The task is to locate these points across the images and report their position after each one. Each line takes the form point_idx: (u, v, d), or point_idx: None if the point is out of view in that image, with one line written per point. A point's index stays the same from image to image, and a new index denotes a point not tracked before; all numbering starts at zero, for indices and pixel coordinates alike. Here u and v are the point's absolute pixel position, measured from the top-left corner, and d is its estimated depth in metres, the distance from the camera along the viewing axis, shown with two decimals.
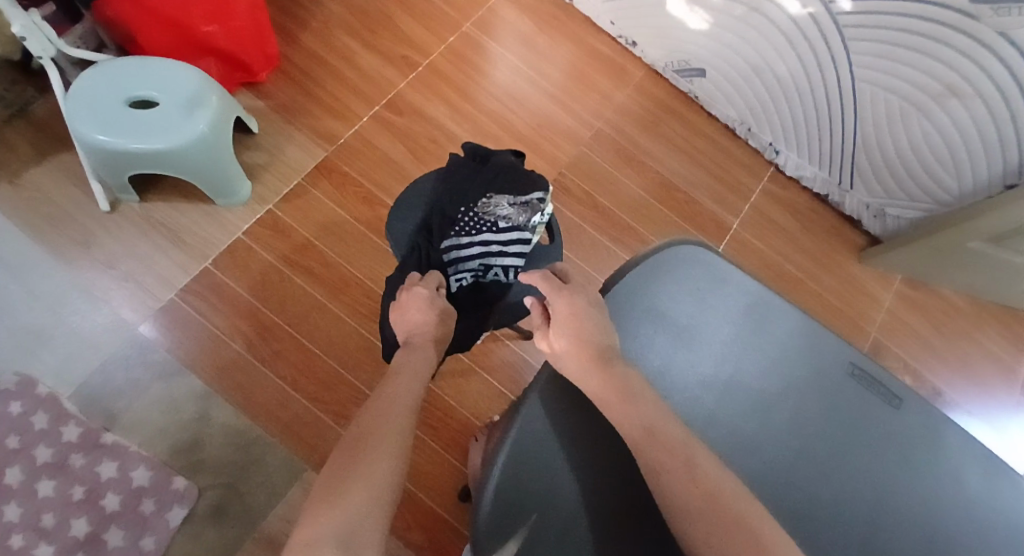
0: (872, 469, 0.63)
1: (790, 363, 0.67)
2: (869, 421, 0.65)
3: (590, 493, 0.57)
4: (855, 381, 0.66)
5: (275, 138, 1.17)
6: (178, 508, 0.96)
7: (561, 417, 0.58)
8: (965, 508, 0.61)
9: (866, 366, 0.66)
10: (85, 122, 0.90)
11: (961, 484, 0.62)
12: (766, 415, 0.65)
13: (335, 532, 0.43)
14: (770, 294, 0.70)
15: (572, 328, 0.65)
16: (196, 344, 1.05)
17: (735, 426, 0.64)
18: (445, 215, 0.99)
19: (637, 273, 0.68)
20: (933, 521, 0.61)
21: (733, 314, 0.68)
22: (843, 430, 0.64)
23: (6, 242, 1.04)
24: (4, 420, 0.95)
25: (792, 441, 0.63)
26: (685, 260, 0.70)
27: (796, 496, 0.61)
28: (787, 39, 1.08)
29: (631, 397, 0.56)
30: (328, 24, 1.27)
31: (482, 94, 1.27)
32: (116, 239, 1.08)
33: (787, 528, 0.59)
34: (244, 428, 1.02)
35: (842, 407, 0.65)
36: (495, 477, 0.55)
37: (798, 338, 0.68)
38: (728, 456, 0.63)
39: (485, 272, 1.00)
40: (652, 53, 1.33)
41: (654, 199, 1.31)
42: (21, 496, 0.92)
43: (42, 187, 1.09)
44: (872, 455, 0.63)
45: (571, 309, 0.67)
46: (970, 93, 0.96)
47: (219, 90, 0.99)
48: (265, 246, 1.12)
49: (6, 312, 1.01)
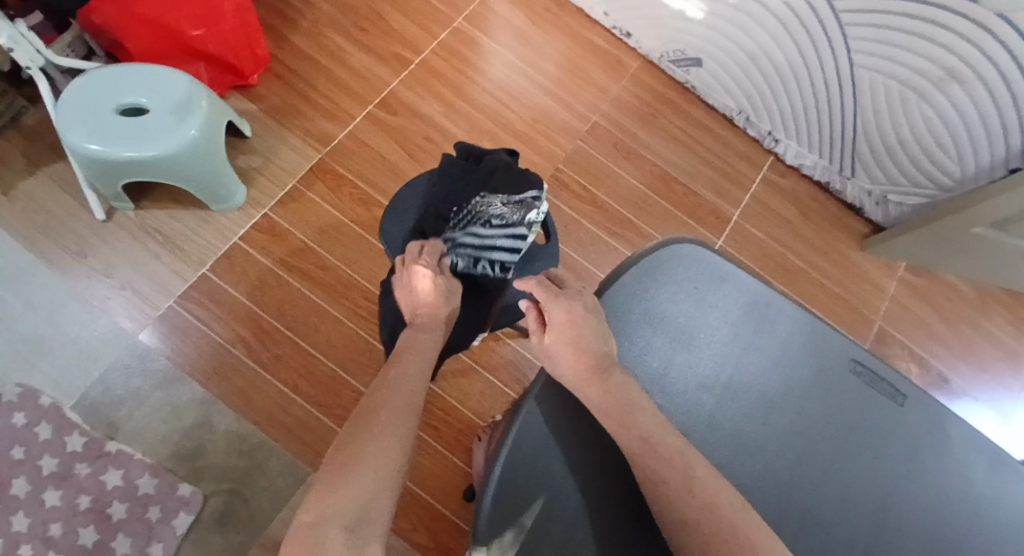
0: (879, 465, 0.50)
1: (793, 361, 0.53)
2: (877, 424, 0.52)
3: (591, 494, 0.46)
4: (858, 381, 0.53)
5: (267, 146, 1.06)
6: (184, 514, 0.86)
7: (567, 419, 0.47)
8: (968, 503, 0.50)
9: (870, 364, 0.53)
10: (76, 130, 0.83)
11: (962, 478, 0.51)
12: (770, 412, 0.51)
13: (343, 515, 0.38)
14: (774, 293, 0.55)
15: (566, 336, 0.51)
16: (199, 367, 0.93)
17: (739, 428, 0.50)
18: (439, 218, 0.75)
19: (641, 273, 0.53)
20: (939, 516, 0.49)
21: (733, 314, 0.54)
22: (848, 429, 0.51)
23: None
24: (5, 431, 0.85)
25: (793, 442, 0.50)
26: (689, 266, 0.55)
27: (803, 500, 0.48)
28: (783, 24, 1.02)
29: (633, 403, 0.46)
30: (319, 23, 1.15)
31: (479, 89, 1.18)
32: (115, 249, 0.97)
33: (790, 533, 0.47)
34: (247, 432, 0.91)
35: (843, 405, 0.52)
36: (502, 470, 0.43)
37: (800, 340, 0.54)
38: (728, 463, 0.49)
39: (477, 262, 0.72)
40: (647, 43, 1.25)
41: (652, 190, 1.19)
42: (26, 507, 0.82)
43: (35, 197, 0.98)
44: (878, 455, 0.51)
45: (566, 317, 0.52)
46: (970, 77, 0.92)
47: (210, 94, 0.91)
48: (262, 250, 1.00)
49: (1, 320, 0.91)
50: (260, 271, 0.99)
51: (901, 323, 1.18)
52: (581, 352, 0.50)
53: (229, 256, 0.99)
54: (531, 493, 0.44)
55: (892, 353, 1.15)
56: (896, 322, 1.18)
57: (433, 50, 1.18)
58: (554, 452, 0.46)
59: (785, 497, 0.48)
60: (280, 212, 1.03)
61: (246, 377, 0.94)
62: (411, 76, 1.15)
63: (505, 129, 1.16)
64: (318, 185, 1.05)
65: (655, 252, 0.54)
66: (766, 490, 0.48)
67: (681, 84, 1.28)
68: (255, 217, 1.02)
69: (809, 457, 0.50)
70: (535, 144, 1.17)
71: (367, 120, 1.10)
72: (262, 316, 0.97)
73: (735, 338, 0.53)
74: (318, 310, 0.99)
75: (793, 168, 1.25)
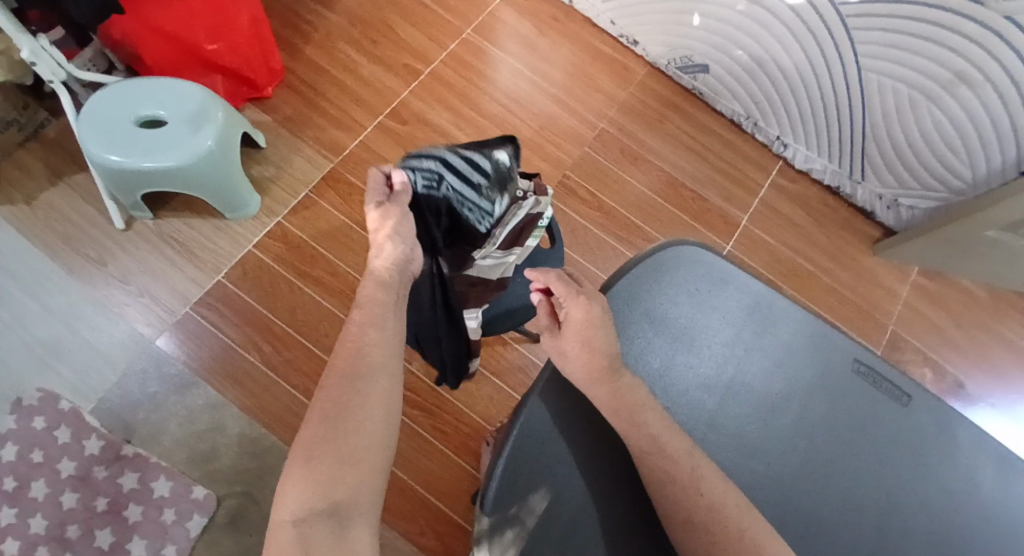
0: (883, 468, 0.51)
1: (795, 363, 0.53)
2: (882, 426, 0.52)
3: (594, 494, 0.46)
4: (861, 383, 0.53)
5: (280, 155, 1.08)
6: (198, 516, 0.87)
7: (569, 419, 0.48)
8: (976, 507, 0.50)
9: (873, 364, 0.53)
10: (96, 142, 0.85)
11: (969, 481, 0.51)
12: (771, 415, 0.51)
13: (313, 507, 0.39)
14: (776, 294, 0.56)
15: (579, 335, 0.49)
16: (213, 372, 0.95)
17: (740, 429, 0.51)
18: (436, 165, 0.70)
19: (642, 275, 0.54)
20: (946, 519, 0.50)
21: (736, 316, 0.54)
22: (853, 431, 0.52)
23: (22, 261, 0.97)
24: (27, 435, 0.88)
25: (795, 444, 0.51)
26: (690, 267, 0.55)
27: (805, 502, 0.49)
28: (790, 29, 1.03)
29: (640, 404, 0.46)
30: (331, 35, 1.17)
31: (487, 98, 1.19)
32: (132, 257, 1.00)
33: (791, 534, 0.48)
34: (259, 436, 0.93)
35: (847, 407, 0.52)
36: (501, 470, 0.44)
37: (803, 342, 0.54)
38: (729, 464, 0.50)
39: (440, 182, 0.66)
40: (654, 50, 1.26)
41: (660, 195, 1.19)
42: (46, 508, 0.85)
43: (56, 207, 1.01)
44: (883, 458, 0.51)
45: (584, 317, 0.50)
46: (980, 79, 0.91)
47: (224, 105, 0.93)
48: (275, 257, 1.02)
49: (24, 326, 0.93)
50: (273, 277, 1.01)
51: (914, 328, 1.17)
52: (593, 352, 0.48)
53: (243, 264, 1.02)
54: (535, 487, 0.44)
55: (904, 359, 1.14)
56: (908, 327, 1.17)
57: (441, 60, 1.20)
58: (556, 453, 0.46)
59: (791, 500, 0.49)
60: (292, 219, 1.05)
61: (258, 381, 0.96)
62: (421, 86, 1.17)
63: (512, 137, 1.18)
64: (330, 193, 1.07)
65: (656, 254, 0.55)
66: (770, 490, 0.49)
67: (689, 91, 1.28)
68: (268, 225, 1.04)
69: (814, 458, 0.50)
70: (543, 151, 1.18)
71: (377, 129, 1.12)
72: (275, 322, 0.99)
73: (737, 339, 0.54)
74: (330, 317, 1.00)
75: (802, 173, 1.25)
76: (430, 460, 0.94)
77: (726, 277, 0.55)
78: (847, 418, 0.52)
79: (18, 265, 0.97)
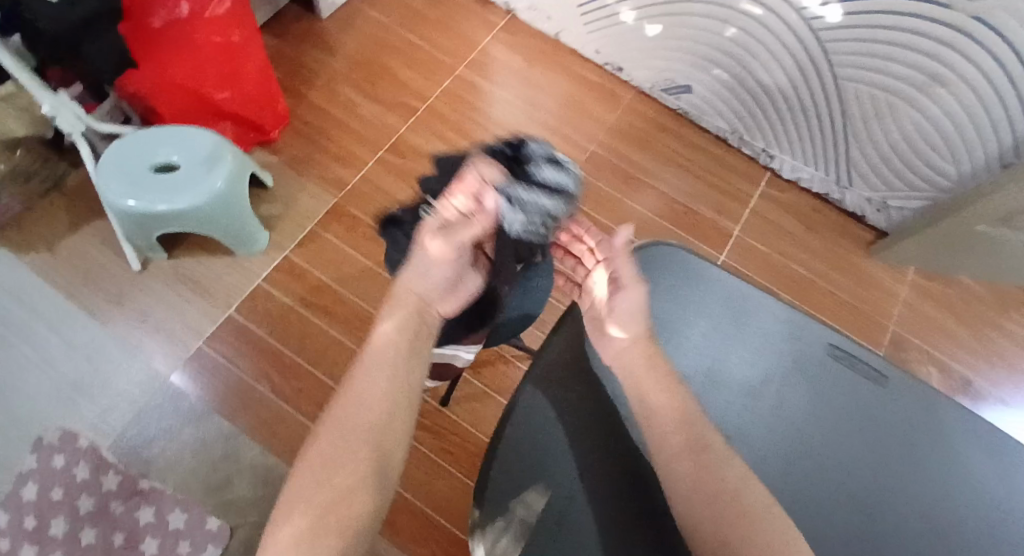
0: (873, 454, 0.51)
1: (774, 353, 0.55)
2: (869, 410, 0.52)
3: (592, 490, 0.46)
4: (839, 366, 0.54)
5: (287, 193, 1.13)
6: (212, 548, 0.88)
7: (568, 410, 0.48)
8: (973, 490, 0.50)
9: (849, 348, 0.54)
10: (116, 189, 0.91)
11: (964, 462, 0.50)
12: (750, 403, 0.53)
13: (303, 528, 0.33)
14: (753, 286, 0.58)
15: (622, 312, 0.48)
16: (226, 403, 0.98)
17: (719, 417, 0.53)
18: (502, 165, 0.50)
19: None
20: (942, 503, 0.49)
21: (713, 309, 0.56)
22: (836, 418, 0.52)
23: (43, 305, 1.01)
24: (47, 474, 0.90)
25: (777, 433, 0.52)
26: (665, 262, 0.57)
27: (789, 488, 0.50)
28: (767, 46, 1.08)
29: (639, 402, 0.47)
30: (332, 80, 1.24)
31: (482, 129, 1.25)
32: (148, 296, 1.04)
33: None
34: (272, 465, 0.94)
35: (829, 394, 0.53)
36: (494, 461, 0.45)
37: (780, 333, 0.56)
38: None
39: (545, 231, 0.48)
40: (638, 75, 1.31)
41: (652, 210, 1.23)
42: (65, 545, 0.86)
43: (75, 252, 1.06)
44: (871, 443, 0.51)
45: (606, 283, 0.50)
46: (954, 80, 0.95)
47: (234, 147, 0.99)
48: (283, 290, 1.06)
49: (44, 367, 0.97)
50: (281, 308, 1.05)
51: (917, 327, 1.18)
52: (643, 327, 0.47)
53: (253, 297, 1.05)
54: (532, 483, 0.45)
55: (909, 359, 1.14)
56: (912, 327, 1.18)
57: (436, 96, 1.26)
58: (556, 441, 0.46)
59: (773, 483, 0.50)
60: (299, 253, 1.09)
61: (270, 410, 0.98)
62: (418, 122, 1.23)
63: None
64: (334, 226, 1.12)
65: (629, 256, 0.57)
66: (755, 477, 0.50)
67: (675, 111, 1.33)
68: (276, 259, 1.08)
69: (799, 448, 0.51)
70: None
71: (378, 163, 1.18)
72: (284, 352, 1.02)
73: (716, 333, 0.55)
74: (337, 344, 1.03)
75: (791, 181, 1.28)
76: (440, 482, 0.95)
77: (701, 271, 0.57)
78: (830, 405, 0.53)
79: (39, 310, 1.01)
